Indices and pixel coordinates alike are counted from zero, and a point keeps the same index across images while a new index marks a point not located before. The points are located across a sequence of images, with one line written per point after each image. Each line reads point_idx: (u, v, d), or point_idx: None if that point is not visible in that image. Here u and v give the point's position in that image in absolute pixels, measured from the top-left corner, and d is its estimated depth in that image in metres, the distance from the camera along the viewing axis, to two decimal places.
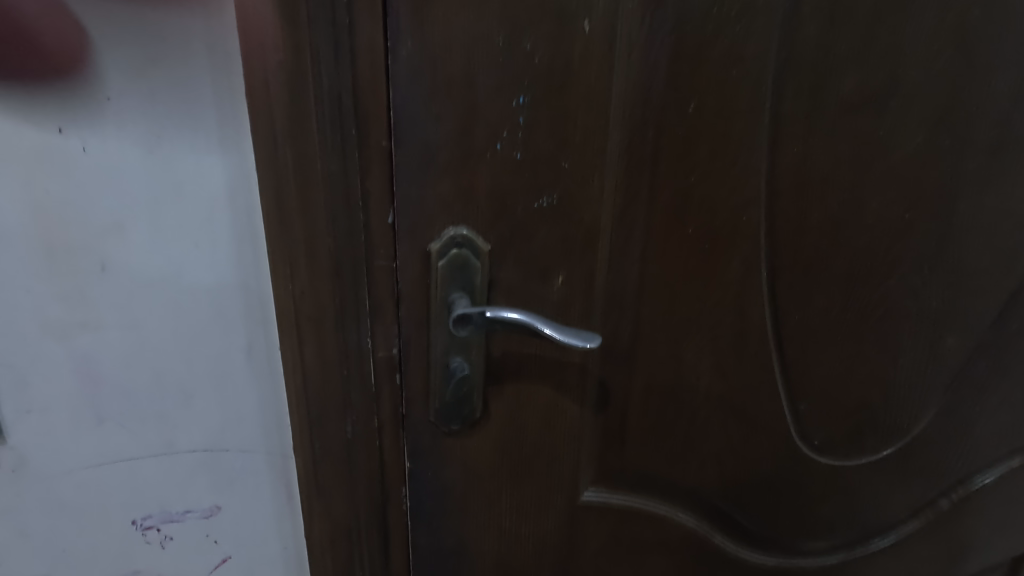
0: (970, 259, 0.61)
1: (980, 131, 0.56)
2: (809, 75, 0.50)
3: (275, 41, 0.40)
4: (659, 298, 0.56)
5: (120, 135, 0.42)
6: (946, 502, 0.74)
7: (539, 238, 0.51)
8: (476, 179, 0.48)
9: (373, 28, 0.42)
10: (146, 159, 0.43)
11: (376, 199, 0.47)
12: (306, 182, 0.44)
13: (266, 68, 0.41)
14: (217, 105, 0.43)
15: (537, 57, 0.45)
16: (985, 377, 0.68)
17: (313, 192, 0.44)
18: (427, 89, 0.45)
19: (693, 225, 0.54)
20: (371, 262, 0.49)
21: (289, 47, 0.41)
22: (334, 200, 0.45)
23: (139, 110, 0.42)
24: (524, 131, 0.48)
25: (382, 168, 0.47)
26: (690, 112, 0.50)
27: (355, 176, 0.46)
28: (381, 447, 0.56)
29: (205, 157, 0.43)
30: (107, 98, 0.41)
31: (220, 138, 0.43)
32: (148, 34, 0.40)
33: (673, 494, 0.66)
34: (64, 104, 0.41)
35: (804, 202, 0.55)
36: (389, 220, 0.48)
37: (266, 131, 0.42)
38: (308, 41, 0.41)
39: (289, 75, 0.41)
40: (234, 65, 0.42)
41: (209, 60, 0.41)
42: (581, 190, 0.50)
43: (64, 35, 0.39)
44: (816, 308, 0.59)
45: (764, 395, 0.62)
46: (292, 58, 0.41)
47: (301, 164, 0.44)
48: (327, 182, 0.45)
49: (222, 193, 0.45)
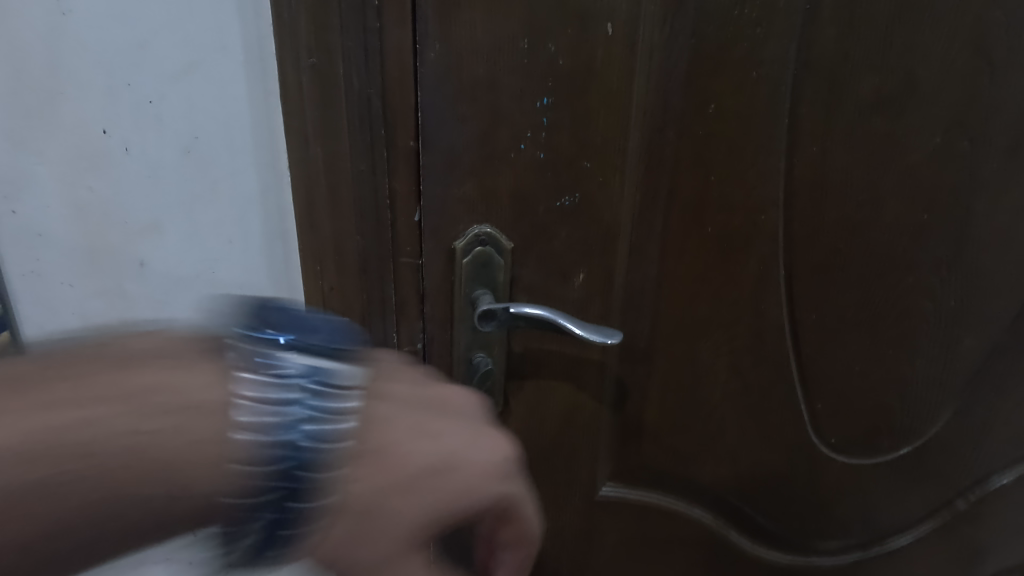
0: (990, 260, 0.61)
1: (1000, 131, 0.56)
2: (828, 77, 0.51)
3: (308, 46, 0.43)
4: (676, 296, 0.57)
5: (161, 136, 0.45)
6: (963, 503, 0.74)
7: (560, 237, 0.52)
8: (499, 180, 0.50)
9: (401, 33, 0.44)
10: (185, 159, 0.46)
11: (403, 198, 0.49)
12: (335, 180, 0.46)
13: (299, 71, 0.43)
14: (251, 106, 0.45)
15: (560, 60, 0.47)
16: (1004, 377, 0.68)
17: (342, 191, 0.46)
18: (452, 92, 0.46)
19: (712, 225, 0.55)
20: (397, 259, 0.51)
21: (321, 50, 0.43)
22: (361, 201, 0.47)
23: (179, 112, 0.44)
24: (546, 132, 0.49)
25: (408, 169, 0.48)
26: (709, 114, 0.51)
27: (383, 176, 0.47)
28: None
29: (239, 156, 0.46)
30: (148, 100, 0.43)
31: (253, 139, 0.46)
32: (187, 38, 0.42)
33: (690, 491, 0.67)
34: (107, 107, 0.43)
35: (822, 202, 0.55)
36: (415, 218, 0.50)
37: (297, 130, 0.45)
38: (340, 45, 0.43)
39: (320, 76, 0.43)
40: (268, 70, 0.44)
41: (244, 64, 0.44)
42: (602, 190, 0.51)
43: (109, 41, 0.41)
44: (833, 308, 0.60)
45: (780, 394, 0.63)
46: (323, 61, 0.43)
47: (330, 163, 0.46)
48: (355, 181, 0.46)
49: (255, 193, 0.47)
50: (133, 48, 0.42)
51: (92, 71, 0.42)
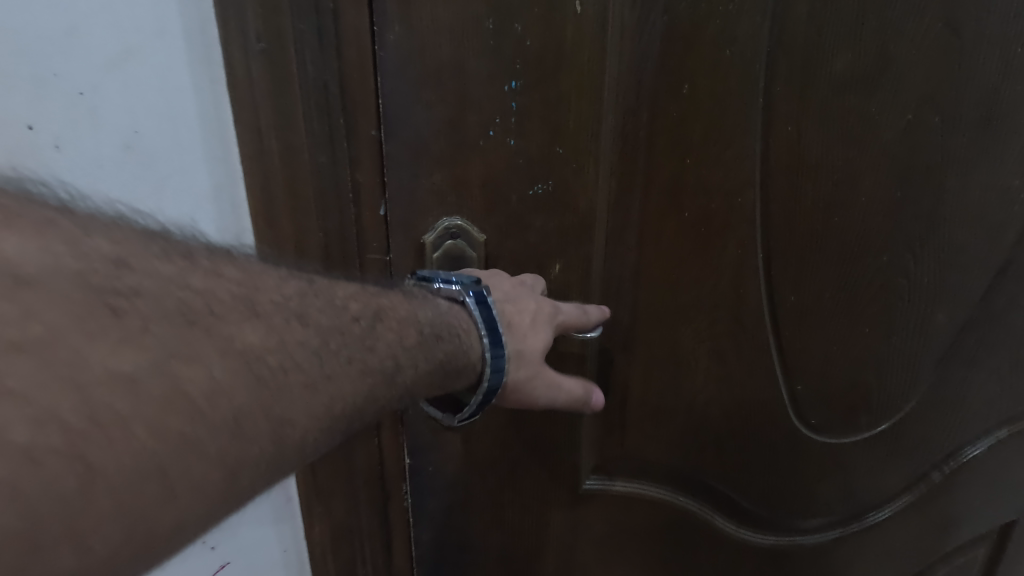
0: (960, 236, 0.61)
1: (969, 106, 0.56)
2: (803, 54, 0.50)
3: (257, 30, 0.40)
4: (656, 283, 0.56)
5: (98, 132, 0.41)
6: (939, 475, 0.76)
7: (535, 227, 0.50)
8: (468, 169, 0.47)
9: (359, 16, 0.41)
10: (124, 156, 0.42)
11: (368, 191, 0.46)
12: (295, 173, 0.44)
13: (249, 62, 0.41)
14: (198, 99, 0.42)
15: (528, 41, 0.44)
16: (975, 350, 0.69)
17: (302, 187, 0.44)
18: (416, 77, 0.44)
19: (689, 210, 0.54)
20: (363, 255, 0.48)
21: (272, 35, 0.40)
22: (325, 196, 0.45)
23: (114, 105, 0.40)
24: (516, 117, 0.46)
25: (373, 159, 0.45)
26: (684, 94, 0.49)
27: (344, 168, 0.45)
28: (381, 445, 0.55)
29: (188, 153, 0.43)
30: (78, 92, 0.39)
31: (200, 129, 0.42)
32: (119, 22, 0.38)
33: (674, 479, 0.67)
34: (32, 101, 0.39)
35: (798, 183, 0.54)
36: (381, 212, 0.47)
37: (249, 123, 0.42)
38: (292, 29, 0.40)
39: (271, 66, 0.41)
40: (213, 56, 0.41)
41: (186, 50, 0.40)
42: (576, 177, 0.49)
43: (28, 25, 0.37)
44: (811, 289, 0.59)
45: (760, 378, 0.62)
46: (274, 47, 0.40)
47: (288, 159, 0.43)
48: (316, 175, 0.44)
49: (205, 186, 0.44)
50: (58, 33, 0.38)
51: (10, 60, 0.38)
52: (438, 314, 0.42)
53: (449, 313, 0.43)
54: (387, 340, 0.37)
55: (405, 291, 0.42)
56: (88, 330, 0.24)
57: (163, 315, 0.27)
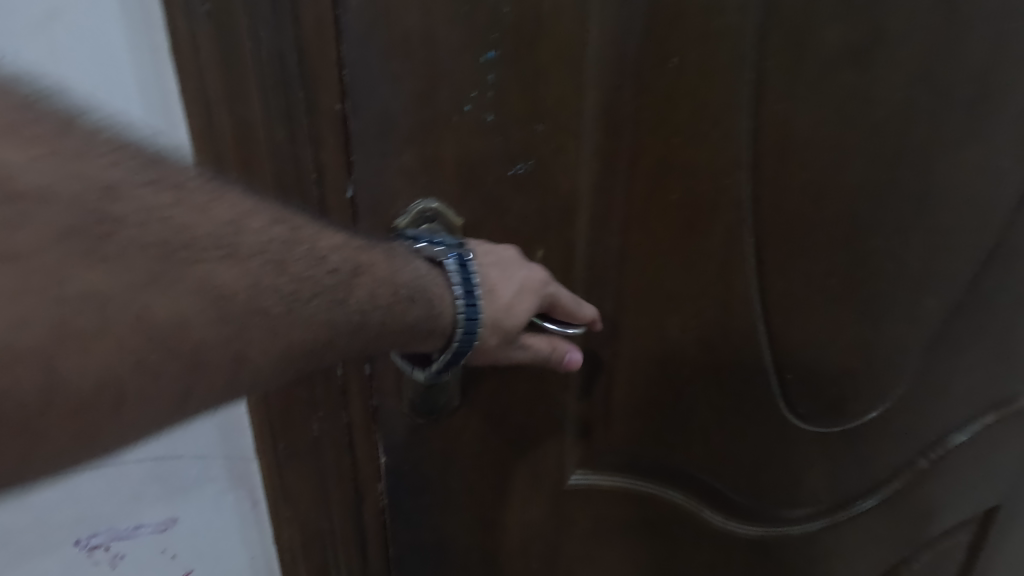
0: (951, 219, 0.60)
1: (964, 83, 0.54)
2: (795, 26, 0.47)
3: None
4: (642, 269, 0.53)
5: None
6: (925, 462, 0.75)
7: (514, 210, 0.47)
8: (442, 147, 0.44)
9: None
10: None
11: (332, 172, 0.42)
12: (249, 153, 0.40)
13: (192, 22, 0.36)
14: (137, 67, 0.38)
15: (504, 7, 0.41)
16: (963, 336, 0.68)
17: (258, 167, 0.40)
18: (382, 46, 0.40)
19: (676, 191, 0.51)
20: None
21: None
22: (283, 176, 0.41)
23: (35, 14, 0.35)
24: (493, 91, 0.43)
25: (337, 137, 0.41)
26: (671, 68, 0.46)
27: (305, 147, 0.41)
28: (353, 444, 0.52)
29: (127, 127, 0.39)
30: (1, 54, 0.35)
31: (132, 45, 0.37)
32: None
33: (660, 472, 0.65)
34: None
35: (789, 163, 0.52)
36: (347, 195, 0.43)
37: (197, 96, 0.38)
38: None
39: (219, 33, 0.37)
40: (154, 19, 0.37)
41: (121, 12, 0.36)
42: (557, 156, 0.46)
43: None
44: (801, 274, 0.57)
45: (748, 367, 0.60)
46: (221, 11, 0.36)
47: (241, 133, 0.39)
48: (274, 154, 0.40)
49: None
50: None
51: None
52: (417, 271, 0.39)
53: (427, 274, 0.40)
54: (360, 303, 0.34)
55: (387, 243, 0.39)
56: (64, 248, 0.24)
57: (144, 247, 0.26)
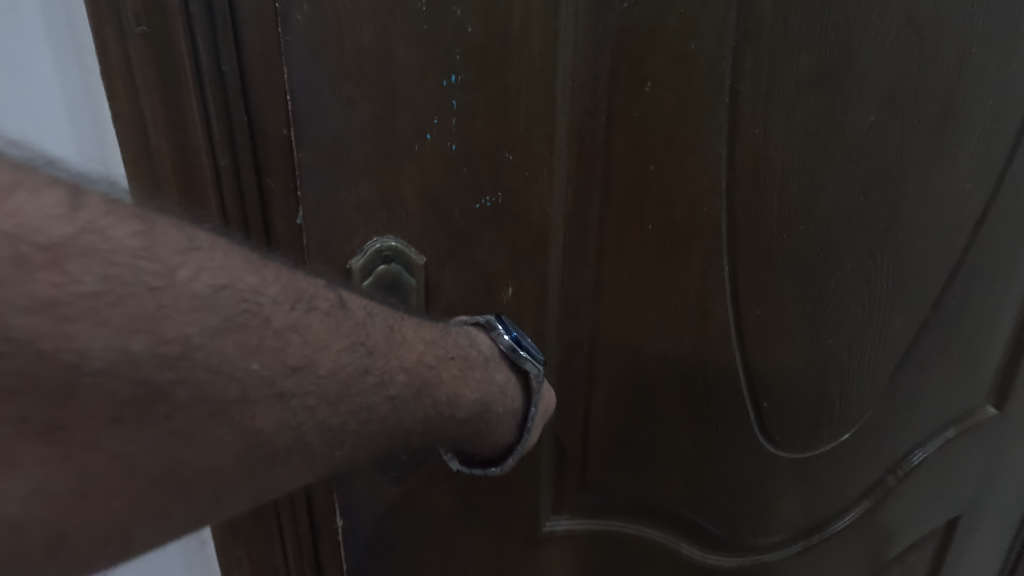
0: (916, 241, 0.60)
1: (927, 108, 0.54)
2: (768, 51, 0.45)
3: (132, 10, 0.32)
4: (616, 303, 0.50)
5: None
6: (893, 479, 0.75)
7: (482, 245, 0.43)
8: (403, 178, 0.39)
9: None
10: None
11: (279, 198, 0.37)
12: (187, 180, 0.35)
13: (124, 38, 0.32)
14: (65, 93, 0.34)
15: (469, 28, 0.37)
16: (927, 355, 0.68)
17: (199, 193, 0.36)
18: (332, 66, 0.35)
19: (653, 221, 0.48)
20: None
21: (149, 13, 0.32)
22: (224, 207, 0.36)
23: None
24: (457, 118, 0.39)
25: (285, 162, 0.36)
26: (645, 93, 0.44)
27: (246, 169, 0.36)
28: (310, 503, 0.47)
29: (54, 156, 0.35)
30: None
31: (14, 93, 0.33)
32: None
33: (639, 511, 0.62)
34: None
35: (764, 189, 0.50)
36: (297, 221, 0.38)
37: (131, 117, 0.34)
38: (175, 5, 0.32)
39: (152, 52, 0.33)
40: (83, 40, 0.33)
41: (47, 36, 0.33)
42: (528, 187, 0.42)
43: None
44: (776, 301, 0.56)
45: (726, 398, 0.58)
46: (156, 32, 0.32)
47: (181, 162, 0.35)
48: (214, 182, 0.36)
49: None
50: None
51: None
52: (490, 377, 0.41)
53: (498, 385, 0.41)
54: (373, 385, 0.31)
55: (463, 343, 0.40)
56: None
57: (90, 339, 0.21)
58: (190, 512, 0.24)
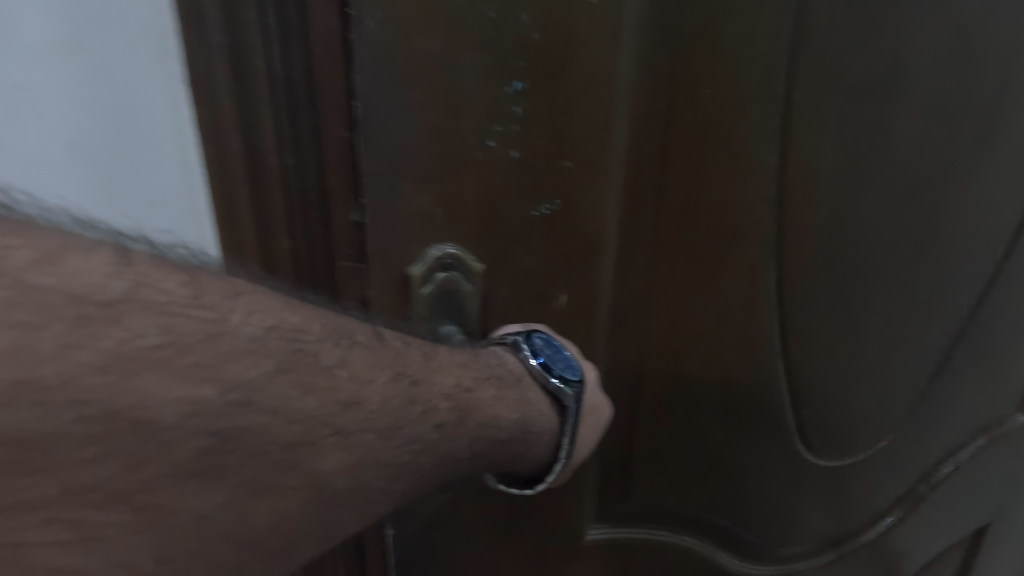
0: (957, 249, 0.60)
1: (973, 115, 0.54)
2: (822, 58, 0.45)
3: (216, 23, 0.34)
4: (664, 310, 0.50)
5: (45, 130, 0.36)
6: (925, 488, 0.75)
7: (538, 252, 0.42)
8: (464, 185, 0.39)
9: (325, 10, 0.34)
10: (73, 156, 0.37)
11: (337, 195, 0.38)
12: (259, 179, 0.37)
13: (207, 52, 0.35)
14: (152, 97, 0.36)
15: (534, 34, 0.36)
16: (962, 362, 0.68)
17: (270, 191, 0.38)
18: (399, 72, 0.35)
19: (704, 228, 0.48)
20: (333, 264, 0.40)
21: (232, 27, 0.34)
22: (290, 203, 0.38)
23: (57, 137, 0.37)
24: (519, 125, 0.38)
25: (343, 161, 0.37)
26: (701, 100, 0.44)
27: (308, 167, 0.37)
28: None
29: (146, 154, 0.38)
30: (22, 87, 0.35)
31: (140, 151, 0.38)
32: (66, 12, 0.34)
33: (678, 519, 0.61)
34: None
35: (814, 197, 0.50)
36: (353, 217, 0.39)
37: (210, 123, 0.37)
38: (253, 19, 0.34)
39: (233, 61, 0.35)
40: (169, 49, 0.36)
41: (139, 44, 0.35)
42: (586, 194, 0.42)
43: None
44: (821, 309, 0.55)
45: (768, 407, 0.57)
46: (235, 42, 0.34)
47: (249, 165, 0.37)
48: (283, 182, 0.37)
49: (167, 191, 0.39)
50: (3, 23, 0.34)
51: None
52: (525, 398, 0.40)
53: (535, 405, 0.41)
54: (417, 412, 0.32)
55: (493, 367, 0.40)
56: (42, 409, 0.20)
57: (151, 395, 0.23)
58: (283, 490, 0.27)
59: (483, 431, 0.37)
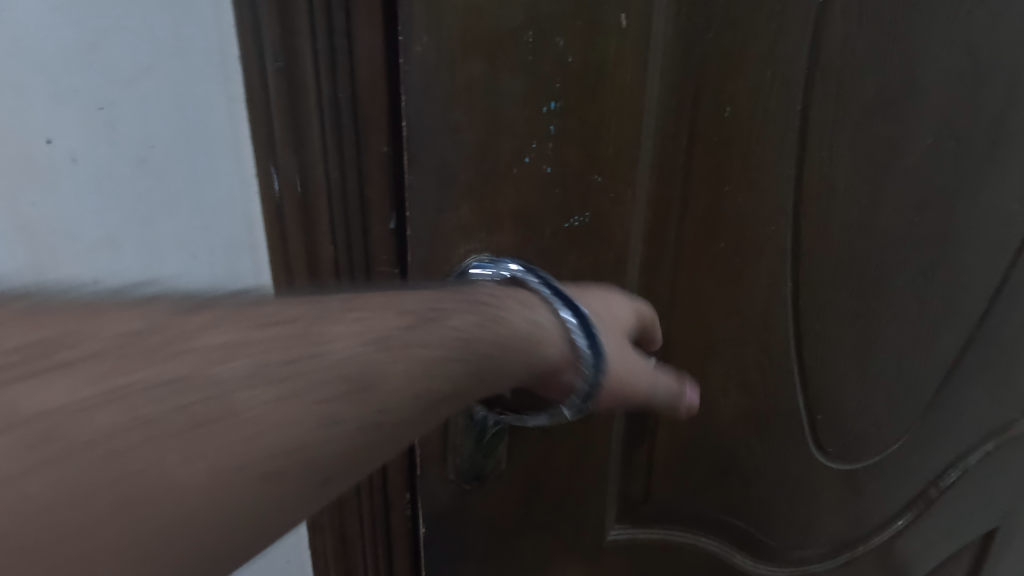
0: (966, 258, 0.62)
1: (981, 130, 0.56)
2: (836, 77, 0.47)
3: (272, 49, 0.37)
4: (686, 317, 0.52)
5: (113, 147, 0.38)
6: (935, 491, 0.76)
7: (568, 262, 0.45)
8: (501, 199, 0.41)
9: (374, 40, 0.36)
10: (139, 171, 0.39)
11: (378, 206, 0.40)
12: (307, 194, 0.40)
13: (265, 77, 0.38)
14: (214, 114, 0.40)
15: (569, 57, 0.39)
16: (972, 368, 0.69)
17: (316, 204, 0.40)
18: (444, 95, 0.37)
19: (724, 239, 0.50)
20: (370, 269, 0.42)
21: (288, 53, 0.37)
22: (334, 215, 0.40)
23: (125, 154, 0.38)
24: (553, 142, 0.41)
25: (385, 175, 0.40)
26: (723, 118, 0.46)
27: (352, 181, 0.40)
28: (387, 495, 0.50)
29: (204, 167, 0.41)
30: (96, 107, 0.37)
31: (200, 164, 0.40)
32: (139, 38, 0.36)
33: (697, 520, 0.63)
34: (50, 114, 0.36)
35: (828, 208, 0.52)
36: (391, 226, 0.41)
37: (263, 138, 0.40)
38: (308, 47, 0.36)
39: (287, 83, 0.38)
40: (232, 73, 0.39)
41: (205, 68, 0.39)
42: (613, 207, 0.44)
43: (48, 39, 0.34)
44: (835, 316, 0.57)
45: (785, 411, 0.59)
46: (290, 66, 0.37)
47: (298, 180, 0.40)
48: (330, 195, 0.40)
49: (222, 200, 0.42)
50: (78, 47, 0.35)
51: (30, 73, 0.35)
52: (504, 325, 0.33)
53: (471, 291, 0.33)
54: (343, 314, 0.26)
55: (471, 294, 0.33)
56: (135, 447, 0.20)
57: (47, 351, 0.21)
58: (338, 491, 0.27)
59: (417, 308, 0.29)
